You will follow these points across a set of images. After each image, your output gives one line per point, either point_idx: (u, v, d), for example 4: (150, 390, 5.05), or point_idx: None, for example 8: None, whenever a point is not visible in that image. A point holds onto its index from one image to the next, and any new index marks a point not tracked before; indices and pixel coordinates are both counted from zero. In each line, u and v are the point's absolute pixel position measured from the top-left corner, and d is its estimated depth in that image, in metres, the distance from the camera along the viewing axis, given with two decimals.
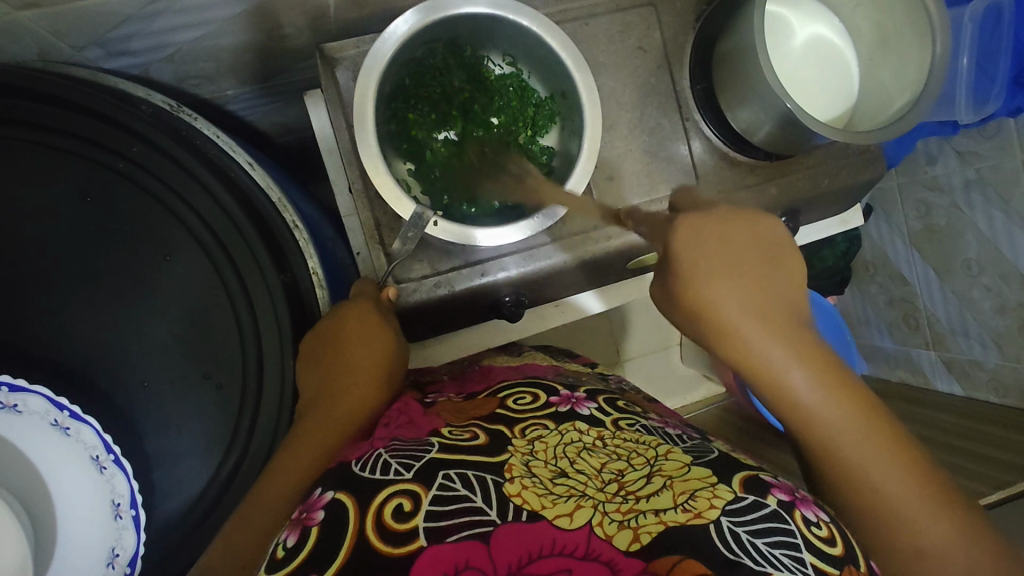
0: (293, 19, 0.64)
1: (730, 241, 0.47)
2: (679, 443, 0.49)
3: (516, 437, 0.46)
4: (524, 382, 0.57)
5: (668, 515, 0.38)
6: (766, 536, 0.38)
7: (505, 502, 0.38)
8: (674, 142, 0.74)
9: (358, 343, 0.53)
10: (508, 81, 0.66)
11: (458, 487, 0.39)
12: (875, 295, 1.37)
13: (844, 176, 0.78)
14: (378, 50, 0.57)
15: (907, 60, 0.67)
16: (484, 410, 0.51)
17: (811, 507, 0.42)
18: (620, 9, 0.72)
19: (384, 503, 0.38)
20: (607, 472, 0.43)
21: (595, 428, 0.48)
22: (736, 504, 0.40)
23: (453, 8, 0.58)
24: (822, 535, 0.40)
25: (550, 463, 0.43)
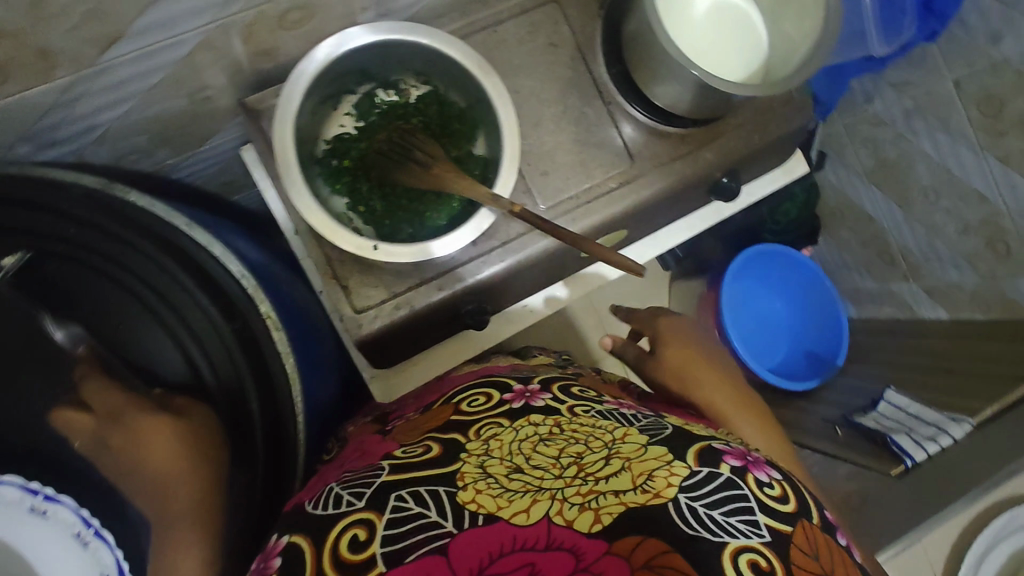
0: (212, 81, 0.66)
1: (683, 327, 0.71)
2: (635, 424, 0.50)
3: (471, 441, 0.49)
4: (476, 384, 0.61)
5: (628, 497, 0.39)
6: (722, 505, 0.39)
7: (460, 509, 0.39)
8: (603, 128, 0.76)
9: (148, 451, 0.56)
10: (426, 100, 0.67)
11: (411, 506, 0.40)
12: (846, 239, 1.39)
13: (773, 129, 0.80)
14: (289, 91, 0.58)
15: (805, 7, 0.69)
16: (439, 419, 0.55)
17: (762, 469, 0.44)
18: (524, 12, 0.74)
19: (340, 536, 0.40)
20: (566, 456, 0.45)
21: (551, 416, 0.51)
22: (692, 478, 0.41)
23: (351, 43, 0.59)
24: (774, 494, 0.42)
25: (505, 459, 0.45)
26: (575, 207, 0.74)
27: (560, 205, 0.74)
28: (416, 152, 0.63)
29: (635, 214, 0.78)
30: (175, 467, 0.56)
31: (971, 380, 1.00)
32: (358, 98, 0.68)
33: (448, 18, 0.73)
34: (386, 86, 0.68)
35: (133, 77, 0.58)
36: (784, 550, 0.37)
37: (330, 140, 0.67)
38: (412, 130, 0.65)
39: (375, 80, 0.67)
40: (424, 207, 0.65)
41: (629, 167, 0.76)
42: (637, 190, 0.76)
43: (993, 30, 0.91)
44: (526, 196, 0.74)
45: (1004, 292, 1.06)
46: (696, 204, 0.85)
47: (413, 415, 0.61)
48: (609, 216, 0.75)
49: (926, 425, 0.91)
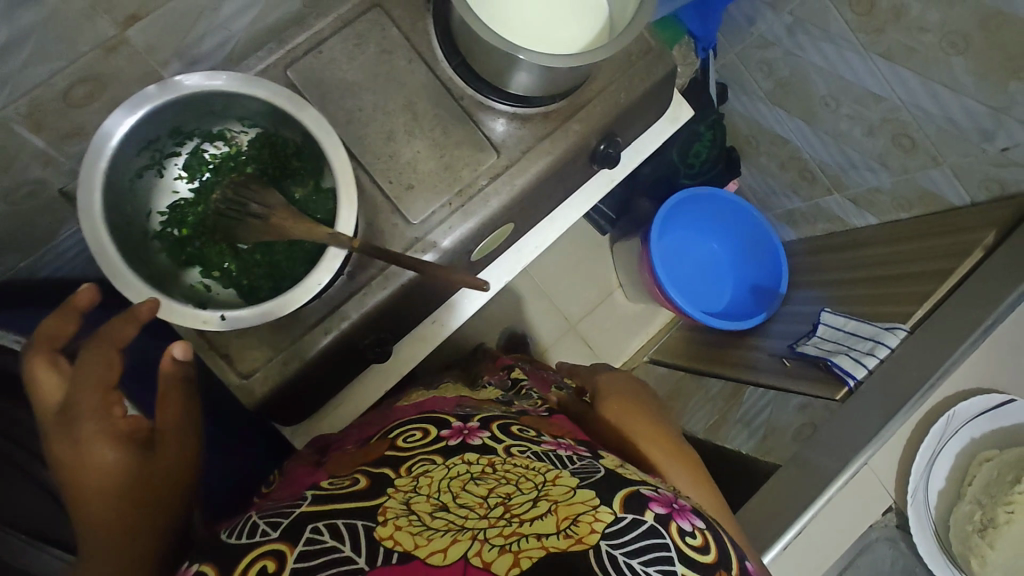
0: (23, 176, 0.61)
1: (620, 380, 0.74)
2: (567, 466, 0.48)
3: (402, 477, 0.47)
4: (417, 418, 0.58)
5: (550, 541, 0.37)
6: (642, 553, 0.39)
7: (375, 546, 0.37)
8: (461, 126, 0.72)
9: (87, 480, 0.44)
10: (257, 145, 0.63)
11: (326, 538, 0.39)
12: (768, 165, 1.36)
13: (638, 85, 0.76)
14: (87, 176, 0.53)
15: None
16: (374, 454, 0.53)
17: (686, 517, 0.45)
18: (346, 24, 0.69)
19: (248, 567, 0.39)
20: (493, 496, 0.43)
21: (485, 454, 0.49)
22: (615, 525, 0.40)
23: (148, 103, 0.54)
24: (696, 544, 0.43)
25: (432, 497, 0.43)
26: (449, 214, 0.71)
27: (433, 216, 0.70)
28: (251, 205, 0.59)
29: (516, 206, 0.74)
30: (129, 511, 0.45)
31: (903, 283, 0.99)
32: (186, 156, 0.63)
33: (265, 48, 0.67)
34: (211, 139, 0.63)
35: None
36: None
37: (167, 210, 0.62)
38: (247, 181, 0.61)
39: (196, 135, 0.62)
40: (278, 261, 0.62)
41: (497, 159, 0.72)
42: (511, 180, 0.72)
43: None
44: (396, 215, 0.70)
45: (920, 185, 1.05)
46: (583, 177, 0.82)
47: (350, 448, 0.59)
48: (487, 215, 0.72)
49: (863, 340, 0.89)
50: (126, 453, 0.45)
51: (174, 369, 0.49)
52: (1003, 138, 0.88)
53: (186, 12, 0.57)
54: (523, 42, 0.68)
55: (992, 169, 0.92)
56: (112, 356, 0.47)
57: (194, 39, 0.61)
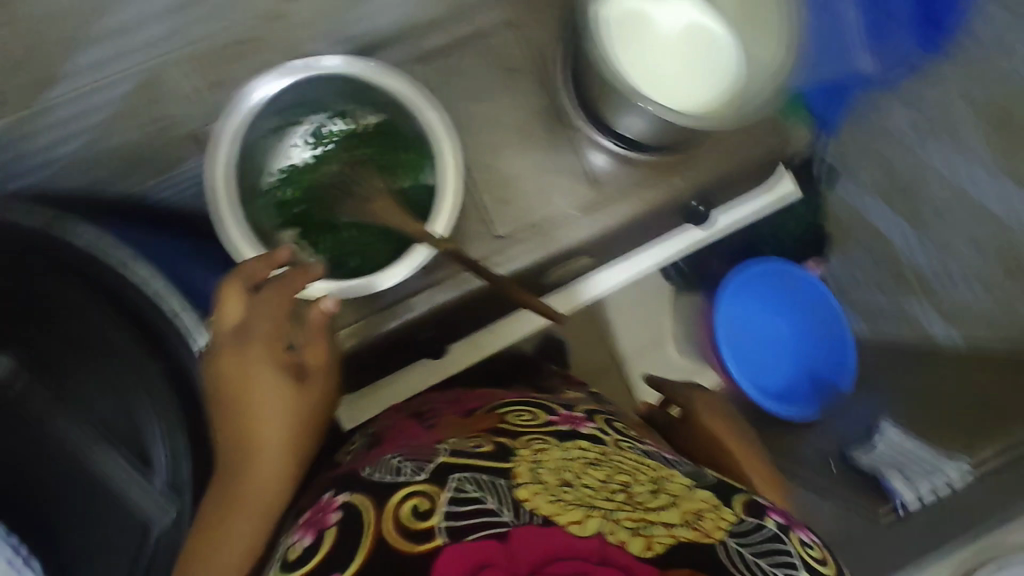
0: (168, 110, 0.67)
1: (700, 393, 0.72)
2: (676, 467, 0.48)
3: (518, 445, 0.45)
4: (520, 401, 0.56)
5: (678, 530, 0.37)
6: (770, 557, 0.38)
7: (518, 505, 0.36)
8: (566, 154, 0.73)
9: (253, 400, 0.49)
10: (376, 129, 0.66)
11: (470, 491, 0.38)
12: (859, 258, 1.26)
13: (745, 155, 0.76)
14: (224, 130, 0.59)
15: (772, 27, 0.66)
16: (485, 425, 0.51)
17: (804, 531, 0.42)
18: (484, 35, 0.72)
19: (399, 505, 0.38)
20: (614, 482, 0.41)
21: (597, 445, 0.47)
22: (741, 526, 0.39)
23: (293, 74, 0.61)
24: (817, 556, 0.40)
25: (557, 472, 0.41)
26: (533, 236, 0.72)
27: (518, 233, 0.72)
28: (357, 185, 0.62)
29: (597, 243, 0.75)
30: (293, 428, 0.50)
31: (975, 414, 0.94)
32: (311, 127, 0.67)
33: (405, 42, 0.71)
34: (335, 116, 0.67)
35: None
36: None
37: (280, 171, 0.67)
38: (359, 162, 0.64)
39: (327, 110, 0.66)
40: (371, 240, 0.65)
41: (592, 193, 0.74)
42: (602, 216, 0.73)
43: None
44: (483, 225, 0.72)
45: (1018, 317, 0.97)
46: (670, 229, 0.82)
47: (453, 415, 0.57)
48: (567, 245, 0.73)
49: None
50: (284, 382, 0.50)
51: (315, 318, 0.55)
52: None
53: None
54: (650, 91, 0.68)
55: None
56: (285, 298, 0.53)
57: None
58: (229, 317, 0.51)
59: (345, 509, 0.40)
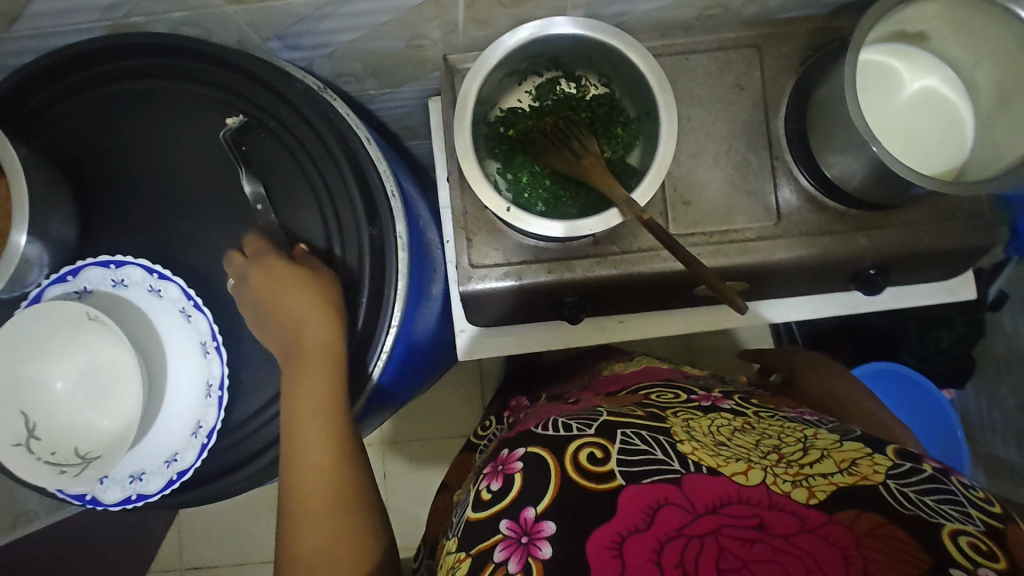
0: (427, 32, 0.75)
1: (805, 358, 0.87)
2: (822, 427, 0.60)
3: (670, 418, 0.60)
4: (660, 385, 0.72)
5: (836, 478, 0.47)
6: (925, 493, 0.46)
7: (683, 456, 0.49)
8: (760, 179, 0.75)
9: (294, 311, 0.59)
10: (601, 100, 0.72)
11: (638, 443, 0.50)
12: (1003, 397, 1.19)
13: (945, 239, 0.74)
14: (485, 57, 0.65)
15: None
16: (632, 399, 0.67)
17: (965, 477, 0.50)
18: (723, 49, 0.75)
19: (579, 450, 0.50)
20: (764, 445, 0.54)
21: (740, 416, 0.62)
22: (898, 470, 0.49)
23: (553, 28, 0.64)
24: (981, 496, 0.47)
25: (708, 436, 0.55)
26: (703, 244, 0.74)
27: (689, 236, 0.74)
28: (573, 140, 0.67)
29: (762, 272, 0.76)
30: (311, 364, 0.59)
31: None
32: (542, 81, 0.74)
33: (648, 34, 0.76)
34: (569, 78, 0.73)
35: (372, 10, 0.69)
36: (1000, 538, 0.42)
37: (505, 111, 0.73)
38: (577, 121, 0.70)
39: (561, 70, 0.73)
40: (562, 191, 0.70)
41: (773, 224, 0.74)
42: (776, 249, 0.74)
43: None
44: (660, 217, 0.75)
45: None
46: (832, 286, 0.81)
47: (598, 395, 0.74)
48: (735, 264, 0.74)
49: None
50: (309, 279, 0.60)
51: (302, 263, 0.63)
52: None
53: None
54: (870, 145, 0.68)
55: None
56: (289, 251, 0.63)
57: (606, 0, 0.71)
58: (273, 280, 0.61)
59: (529, 456, 0.51)
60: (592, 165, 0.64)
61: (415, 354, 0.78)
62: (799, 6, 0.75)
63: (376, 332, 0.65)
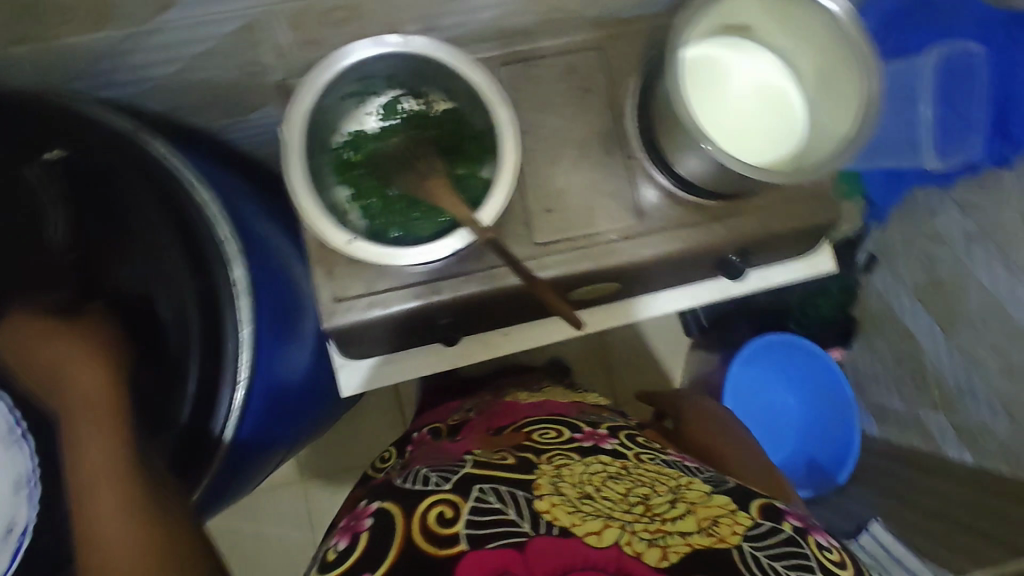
0: (260, 57, 0.70)
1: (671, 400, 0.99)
2: (697, 475, 0.61)
3: (543, 463, 0.57)
4: (545, 419, 0.70)
5: (693, 539, 0.49)
6: (782, 558, 0.50)
7: (537, 516, 0.48)
8: (617, 179, 0.75)
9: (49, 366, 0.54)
10: (447, 117, 0.68)
11: (494, 502, 0.50)
12: (883, 353, 1.28)
13: (796, 220, 0.77)
14: (312, 79, 0.62)
15: (840, 104, 0.68)
16: (514, 441, 0.64)
17: (823, 534, 0.55)
18: (567, 53, 0.75)
19: (428, 510, 0.50)
20: (633, 495, 0.53)
21: (619, 459, 0.60)
22: (756, 531, 0.52)
23: (380, 47, 0.62)
24: (833, 558, 0.52)
25: (576, 485, 0.54)
26: (569, 250, 0.74)
27: (554, 244, 0.74)
28: (417, 160, 0.65)
29: (631, 271, 0.77)
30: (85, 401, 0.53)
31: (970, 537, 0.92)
32: (386, 100, 0.70)
33: (492, 43, 0.75)
34: (414, 96, 0.70)
35: (186, 39, 0.64)
36: None
37: (349, 134, 0.70)
38: (423, 141, 0.67)
39: (405, 88, 0.69)
40: (416, 212, 0.67)
41: (634, 223, 0.75)
42: (640, 246, 0.75)
43: None
44: (523, 228, 0.74)
45: None
46: (701, 276, 0.83)
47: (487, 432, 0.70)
48: (604, 266, 0.74)
49: None
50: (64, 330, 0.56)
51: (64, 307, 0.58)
52: None
53: None
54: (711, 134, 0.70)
55: None
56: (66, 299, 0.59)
57: (445, 12, 0.69)
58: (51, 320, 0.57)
59: (381, 513, 0.52)
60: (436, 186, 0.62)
61: (284, 399, 0.75)
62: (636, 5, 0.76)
63: (220, 382, 0.62)
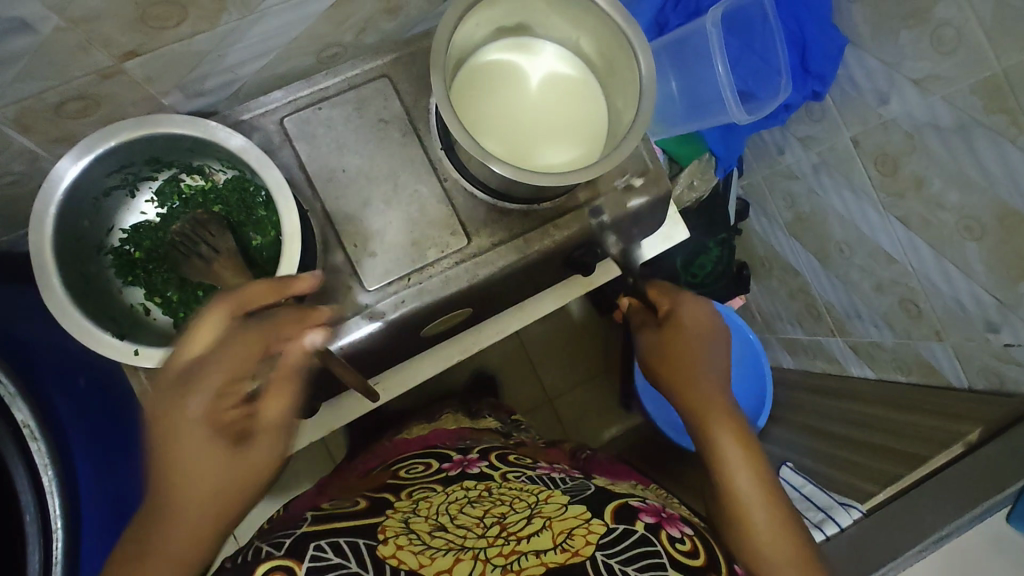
0: (5, 168, 0.63)
1: (698, 341, 0.71)
2: (558, 486, 0.67)
3: (403, 500, 0.65)
4: (420, 455, 0.81)
5: (550, 556, 0.51)
6: (634, 562, 0.51)
7: (380, 561, 0.51)
8: (438, 205, 0.72)
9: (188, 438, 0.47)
10: (230, 187, 0.64)
11: (330, 556, 0.51)
12: (777, 289, 1.32)
13: (628, 202, 0.76)
14: (47, 189, 0.54)
15: (627, 83, 0.67)
16: (373, 482, 0.76)
17: (675, 527, 0.58)
18: (352, 88, 0.71)
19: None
20: (492, 517, 0.59)
21: (483, 481, 0.68)
22: (608, 537, 0.54)
23: (118, 136, 0.55)
24: (684, 548, 0.56)
25: (430, 518, 0.59)
26: (405, 289, 0.70)
27: (388, 286, 0.70)
28: (200, 243, 0.60)
29: (478, 293, 0.74)
30: (239, 489, 0.48)
31: (881, 455, 0.96)
32: (162, 182, 0.65)
33: (269, 95, 0.70)
34: (189, 171, 0.64)
35: None
36: None
37: (129, 229, 0.64)
38: (207, 219, 0.62)
39: (176, 165, 0.64)
40: (221, 298, 0.62)
41: (467, 244, 0.72)
42: (479, 266, 0.72)
43: (880, 90, 0.87)
44: (352, 278, 0.70)
45: (920, 355, 1.01)
46: (557, 276, 0.81)
47: (360, 477, 0.80)
48: (446, 297, 0.71)
49: (817, 510, 0.89)
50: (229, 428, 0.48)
51: (298, 360, 0.51)
52: (1008, 332, 0.85)
53: (188, 55, 0.59)
54: (495, 145, 0.69)
55: (994, 362, 0.89)
56: (263, 345, 0.50)
57: (197, 76, 0.64)
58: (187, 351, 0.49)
59: None
60: (219, 267, 0.57)
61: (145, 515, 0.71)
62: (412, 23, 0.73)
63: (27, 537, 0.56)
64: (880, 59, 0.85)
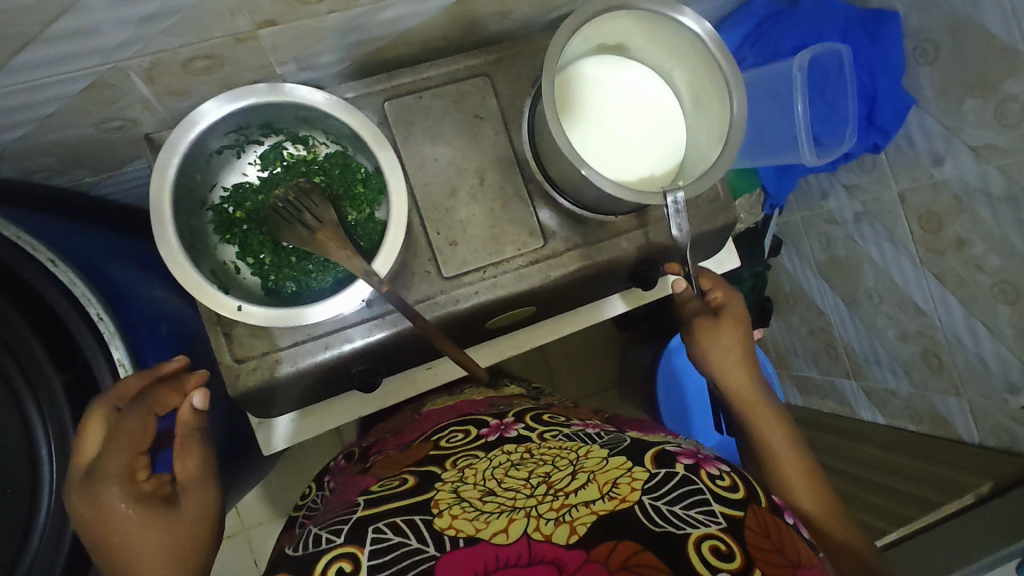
0: (118, 114, 0.64)
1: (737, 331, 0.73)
2: (596, 441, 0.61)
3: (447, 470, 0.60)
4: (457, 422, 0.72)
5: (598, 505, 0.49)
6: (679, 502, 0.49)
7: (439, 535, 0.48)
8: (519, 204, 0.74)
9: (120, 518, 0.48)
10: (334, 160, 0.66)
11: (390, 536, 0.50)
12: (797, 326, 1.37)
13: (696, 225, 0.79)
14: (174, 141, 0.57)
15: (712, 116, 0.70)
16: (416, 455, 0.66)
17: (713, 464, 0.54)
18: (453, 81, 0.74)
19: (328, 566, 0.50)
20: (537, 477, 0.54)
21: (522, 443, 0.62)
22: (651, 482, 0.51)
23: (249, 99, 0.58)
24: (725, 483, 0.52)
25: (479, 484, 0.55)
26: (480, 280, 0.73)
27: (463, 276, 0.72)
28: (303, 212, 0.62)
29: (545, 293, 0.77)
30: (191, 547, 0.51)
31: (892, 499, 1.00)
32: (267, 147, 0.67)
33: (373, 78, 0.72)
34: (295, 140, 0.67)
35: (26, 103, 0.57)
36: (739, 533, 0.47)
37: (229, 188, 0.66)
38: (310, 189, 0.64)
39: (284, 133, 0.66)
40: (313, 266, 0.65)
41: (542, 245, 0.75)
42: (551, 267, 0.75)
43: (936, 151, 0.91)
44: (431, 264, 0.72)
45: (934, 406, 1.05)
46: (616, 287, 0.84)
47: (393, 450, 0.72)
48: (517, 293, 0.74)
49: None
50: (157, 499, 0.50)
51: (190, 420, 0.56)
52: None
53: (317, 30, 0.62)
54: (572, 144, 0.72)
55: (1008, 422, 0.93)
56: (146, 422, 0.53)
57: (316, 51, 0.66)
58: (88, 454, 0.51)
59: None
60: (323, 235, 0.59)
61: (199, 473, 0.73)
62: (516, 28, 0.76)
63: None
64: (942, 123, 0.90)
